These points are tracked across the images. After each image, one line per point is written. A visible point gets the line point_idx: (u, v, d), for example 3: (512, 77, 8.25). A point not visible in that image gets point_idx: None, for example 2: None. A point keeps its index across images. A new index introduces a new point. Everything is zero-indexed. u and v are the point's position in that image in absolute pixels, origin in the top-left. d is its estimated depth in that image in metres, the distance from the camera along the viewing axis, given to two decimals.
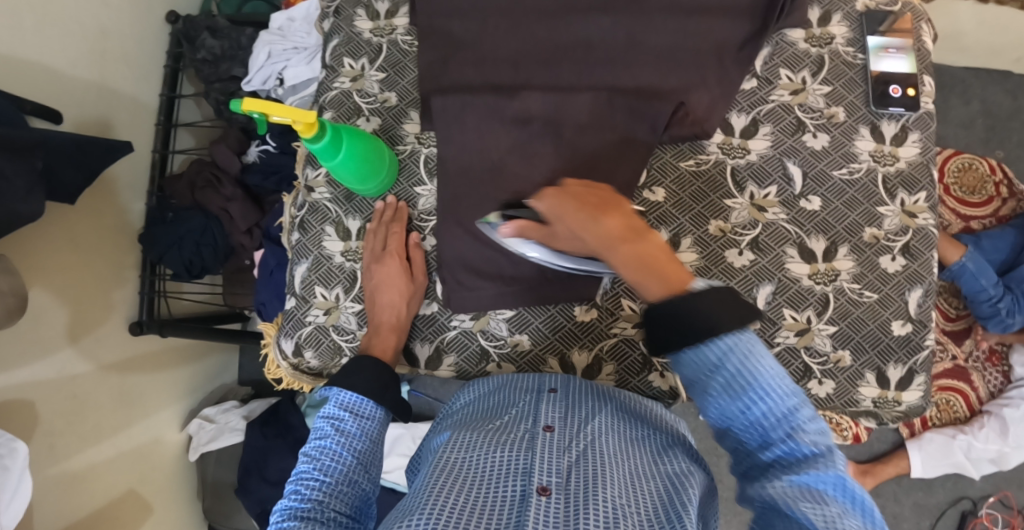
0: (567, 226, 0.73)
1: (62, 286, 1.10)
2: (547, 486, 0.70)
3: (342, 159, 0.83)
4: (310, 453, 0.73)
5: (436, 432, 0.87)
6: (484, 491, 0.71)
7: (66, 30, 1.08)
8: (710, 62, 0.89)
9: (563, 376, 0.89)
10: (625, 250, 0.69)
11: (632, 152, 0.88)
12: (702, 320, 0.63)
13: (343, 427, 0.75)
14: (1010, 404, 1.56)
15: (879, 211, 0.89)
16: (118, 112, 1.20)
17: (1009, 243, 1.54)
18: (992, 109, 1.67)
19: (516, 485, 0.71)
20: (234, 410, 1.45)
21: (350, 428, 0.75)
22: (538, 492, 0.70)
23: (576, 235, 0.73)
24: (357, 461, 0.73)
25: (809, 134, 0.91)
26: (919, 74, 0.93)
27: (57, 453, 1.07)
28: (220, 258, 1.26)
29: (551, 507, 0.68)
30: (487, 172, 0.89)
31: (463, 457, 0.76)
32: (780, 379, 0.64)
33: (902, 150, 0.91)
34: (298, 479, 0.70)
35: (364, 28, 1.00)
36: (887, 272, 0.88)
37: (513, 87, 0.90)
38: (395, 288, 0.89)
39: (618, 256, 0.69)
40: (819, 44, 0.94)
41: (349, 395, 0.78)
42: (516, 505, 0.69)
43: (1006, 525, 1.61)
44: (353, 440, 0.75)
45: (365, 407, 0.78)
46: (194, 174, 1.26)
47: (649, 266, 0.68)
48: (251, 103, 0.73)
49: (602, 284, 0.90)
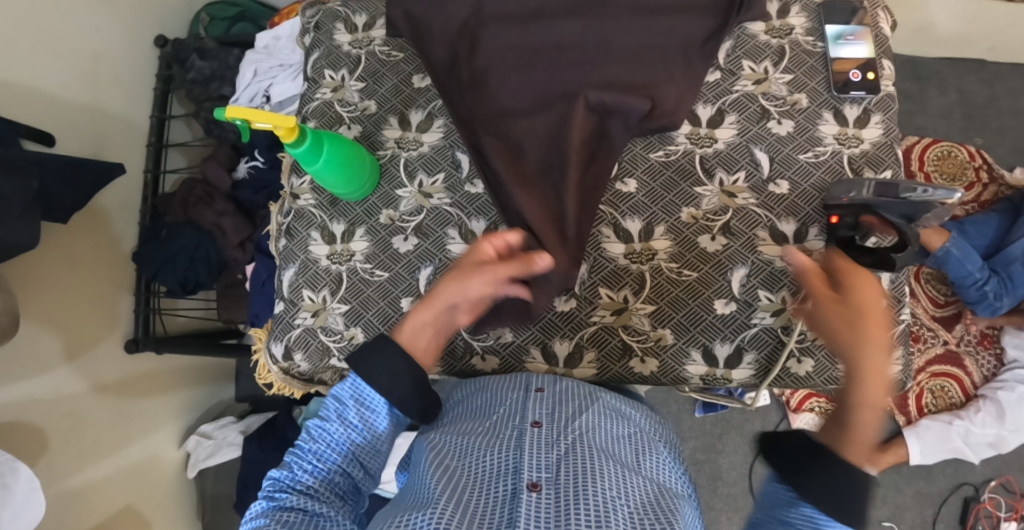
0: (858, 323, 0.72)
1: (58, 306, 1.12)
2: (536, 482, 0.72)
3: (323, 164, 0.86)
4: (311, 434, 0.79)
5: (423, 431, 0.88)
6: (478, 492, 0.72)
7: (58, 58, 1.12)
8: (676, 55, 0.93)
9: (551, 376, 0.90)
10: (867, 424, 0.69)
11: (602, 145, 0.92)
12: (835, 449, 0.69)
13: (345, 415, 0.80)
14: (1004, 387, 1.56)
15: None
16: (110, 135, 1.24)
17: (992, 227, 1.56)
18: (968, 97, 1.70)
19: (507, 484, 0.73)
20: (231, 426, 1.46)
21: (354, 419, 0.79)
22: (528, 488, 0.71)
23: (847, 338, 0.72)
24: (353, 452, 0.79)
25: (774, 121, 0.94)
26: (878, 58, 0.97)
27: (55, 472, 1.09)
28: (213, 273, 1.29)
29: (542, 502, 0.70)
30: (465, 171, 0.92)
31: (455, 458, 0.77)
32: None
33: (865, 132, 0.94)
34: (294, 460, 0.78)
35: (343, 41, 1.04)
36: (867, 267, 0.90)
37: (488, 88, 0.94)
38: (465, 280, 0.79)
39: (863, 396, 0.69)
40: (779, 35, 0.98)
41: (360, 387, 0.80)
42: (507, 503, 0.71)
43: (1009, 510, 1.61)
44: (354, 430, 0.79)
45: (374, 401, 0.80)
46: (186, 192, 1.30)
47: (861, 433, 0.69)
48: (234, 110, 0.76)
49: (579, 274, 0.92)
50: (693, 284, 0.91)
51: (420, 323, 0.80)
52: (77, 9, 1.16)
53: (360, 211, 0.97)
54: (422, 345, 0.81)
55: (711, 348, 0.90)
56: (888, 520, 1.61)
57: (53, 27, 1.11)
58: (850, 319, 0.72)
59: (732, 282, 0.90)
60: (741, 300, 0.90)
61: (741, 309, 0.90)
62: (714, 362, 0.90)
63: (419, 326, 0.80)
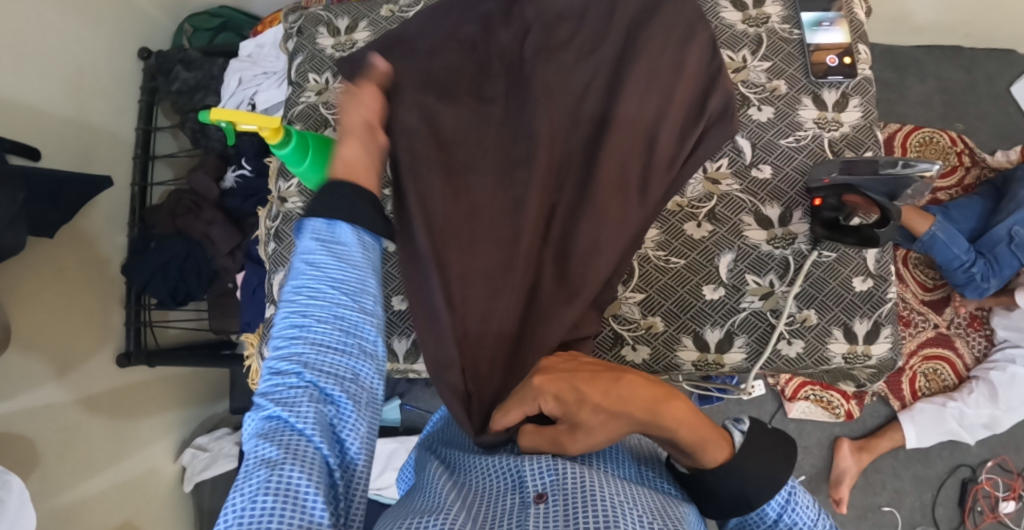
0: (592, 402, 0.70)
1: (45, 322, 1.12)
2: (542, 491, 0.70)
3: (309, 166, 0.86)
4: (292, 299, 0.63)
5: (421, 444, 0.87)
6: (483, 507, 0.71)
7: (42, 71, 1.12)
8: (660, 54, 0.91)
9: None
10: (705, 428, 0.71)
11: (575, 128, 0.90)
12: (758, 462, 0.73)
13: (321, 261, 0.64)
14: (996, 367, 1.58)
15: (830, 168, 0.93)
16: (95, 148, 1.24)
17: (976, 211, 1.59)
18: (947, 84, 1.72)
19: (514, 497, 0.72)
20: (227, 437, 1.44)
21: (326, 256, 0.65)
22: (535, 498, 0.70)
23: (614, 409, 0.70)
24: (345, 301, 0.64)
25: (754, 108, 0.96)
26: (854, 43, 0.99)
27: (47, 487, 1.08)
28: (203, 283, 1.29)
29: (551, 512, 0.68)
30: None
31: (458, 475, 0.76)
32: (809, 513, 0.74)
33: (844, 116, 0.95)
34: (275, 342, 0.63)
35: (325, 45, 1.05)
36: (850, 254, 0.91)
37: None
38: (367, 103, 0.79)
39: (682, 427, 0.70)
40: (756, 24, 0.99)
41: (318, 221, 0.66)
42: (515, 516, 0.69)
43: (1007, 489, 1.62)
44: (329, 263, 0.64)
45: (343, 230, 0.66)
46: (174, 202, 1.31)
47: (709, 440, 0.71)
48: (217, 113, 0.78)
49: None
50: (682, 270, 0.91)
51: (353, 152, 0.73)
52: (61, 23, 1.16)
53: None
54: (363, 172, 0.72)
55: (702, 333, 0.90)
56: (887, 506, 1.62)
57: (37, 42, 1.12)
58: (612, 398, 0.70)
59: (720, 267, 0.91)
60: (730, 285, 0.91)
61: (728, 292, 0.91)
62: (705, 347, 0.90)
63: (356, 150, 0.73)
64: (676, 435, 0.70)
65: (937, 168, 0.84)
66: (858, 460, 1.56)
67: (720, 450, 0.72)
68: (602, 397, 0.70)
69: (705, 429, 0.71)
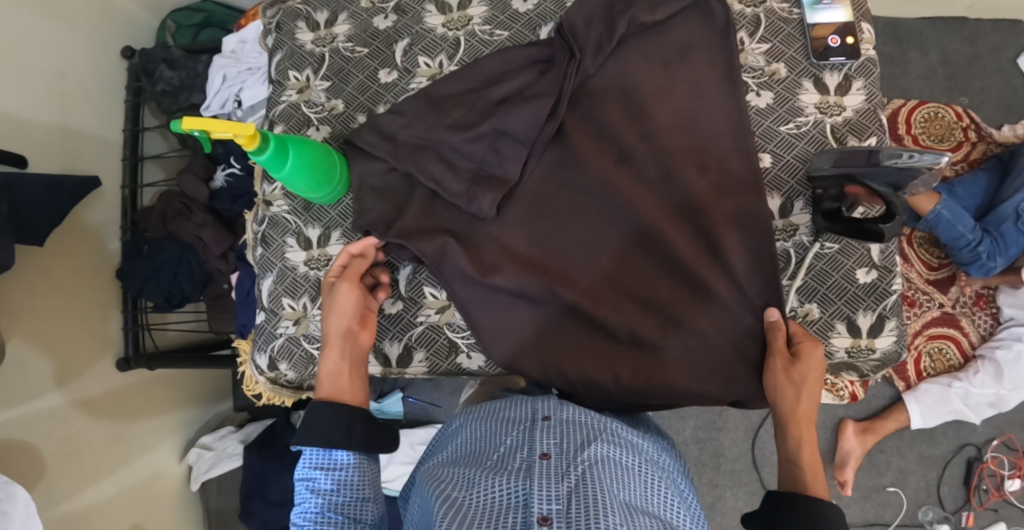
0: (812, 378, 0.81)
1: (39, 334, 1.09)
2: (547, 514, 0.67)
3: (290, 170, 0.84)
4: (296, 520, 0.79)
5: (422, 467, 0.85)
6: (486, 526, 0.67)
7: (25, 75, 1.09)
8: (672, 52, 0.94)
9: (556, 402, 0.86)
10: (810, 445, 0.78)
11: (534, 222, 0.93)
12: (814, 508, 0.73)
13: (317, 485, 0.80)
14: (1002, 346, 1.53)
15: (828, 141, 0.92)
16: (82, 152, 1.21)
17: (981, 186, 1.54)
18: (951, 57, 1.67)
19: (517, 517, 0.68)
20: (231, 435, 1.41)
21: (309, 493, 0.79)
22: (539, 522, 0.67)
23: (795, 400, 0.80)
24: (341, 516, 0.78)
25: (752, 93, 0.94)
26: (856, 22, 0.95)
27: (54, 497, 1.07)
28: (198, 286, 1.26)
29: None
30: (454, 189, 0.90)
31: (461, 490, 0.73)
32: None
33: (847, 99, 0.93)
34: None
35: (306, 40, 1.04)
36: (852, 246, 0.90)
37: (476, 108, 0.93)
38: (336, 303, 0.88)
39: (802, 449, 0.78)
40: (753, 4, 0.97)
41: (312, 449, 0.81)
42: None
43: (1013, 468, 1.59)
44: (333, 496, 0.79)
45: (327, 462, 0.81)
46: (164, 205, 1.26)
47: (814, 469, 0.77)
48: (191, 122, 0.73)
49: (598, 253, 0.92)
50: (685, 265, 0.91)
51: (339, 362, 0.85)
52: (39, 23, 1.12)
53: (334, 215, 0.98)
54: (349, 381, 0.85)
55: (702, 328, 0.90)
56: (892, 486, 1.61)
57: (17, 44, 1.08)
58: (801, 396, 0.80)
59: None
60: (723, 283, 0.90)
61: (739, 304, 0.89)
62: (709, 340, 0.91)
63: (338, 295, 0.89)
64: (795, 453, 0.78)
65: (944, 159, 0.82)
66: (862, 442, 1.55)
67: (811, 483, 0.76)
68: (788, 378, 0.81)
69: (818, 478, 0.77)
